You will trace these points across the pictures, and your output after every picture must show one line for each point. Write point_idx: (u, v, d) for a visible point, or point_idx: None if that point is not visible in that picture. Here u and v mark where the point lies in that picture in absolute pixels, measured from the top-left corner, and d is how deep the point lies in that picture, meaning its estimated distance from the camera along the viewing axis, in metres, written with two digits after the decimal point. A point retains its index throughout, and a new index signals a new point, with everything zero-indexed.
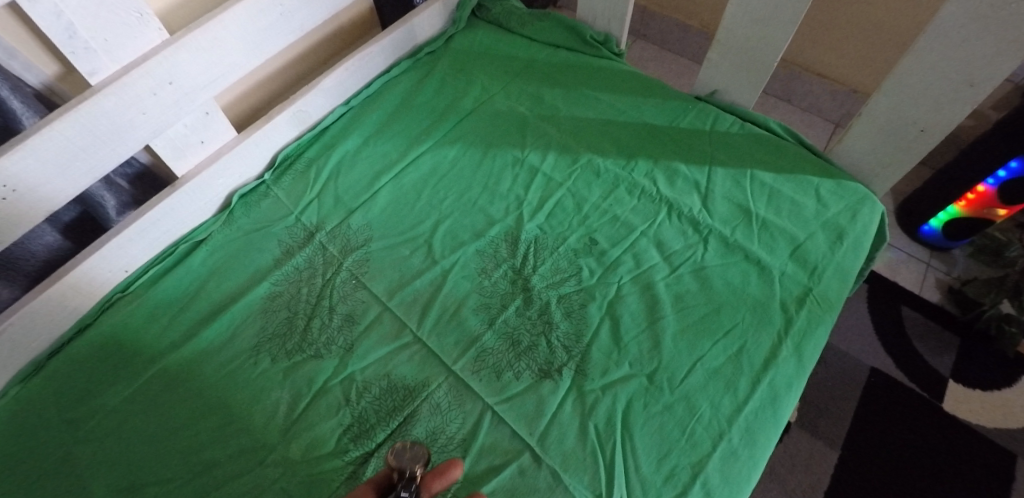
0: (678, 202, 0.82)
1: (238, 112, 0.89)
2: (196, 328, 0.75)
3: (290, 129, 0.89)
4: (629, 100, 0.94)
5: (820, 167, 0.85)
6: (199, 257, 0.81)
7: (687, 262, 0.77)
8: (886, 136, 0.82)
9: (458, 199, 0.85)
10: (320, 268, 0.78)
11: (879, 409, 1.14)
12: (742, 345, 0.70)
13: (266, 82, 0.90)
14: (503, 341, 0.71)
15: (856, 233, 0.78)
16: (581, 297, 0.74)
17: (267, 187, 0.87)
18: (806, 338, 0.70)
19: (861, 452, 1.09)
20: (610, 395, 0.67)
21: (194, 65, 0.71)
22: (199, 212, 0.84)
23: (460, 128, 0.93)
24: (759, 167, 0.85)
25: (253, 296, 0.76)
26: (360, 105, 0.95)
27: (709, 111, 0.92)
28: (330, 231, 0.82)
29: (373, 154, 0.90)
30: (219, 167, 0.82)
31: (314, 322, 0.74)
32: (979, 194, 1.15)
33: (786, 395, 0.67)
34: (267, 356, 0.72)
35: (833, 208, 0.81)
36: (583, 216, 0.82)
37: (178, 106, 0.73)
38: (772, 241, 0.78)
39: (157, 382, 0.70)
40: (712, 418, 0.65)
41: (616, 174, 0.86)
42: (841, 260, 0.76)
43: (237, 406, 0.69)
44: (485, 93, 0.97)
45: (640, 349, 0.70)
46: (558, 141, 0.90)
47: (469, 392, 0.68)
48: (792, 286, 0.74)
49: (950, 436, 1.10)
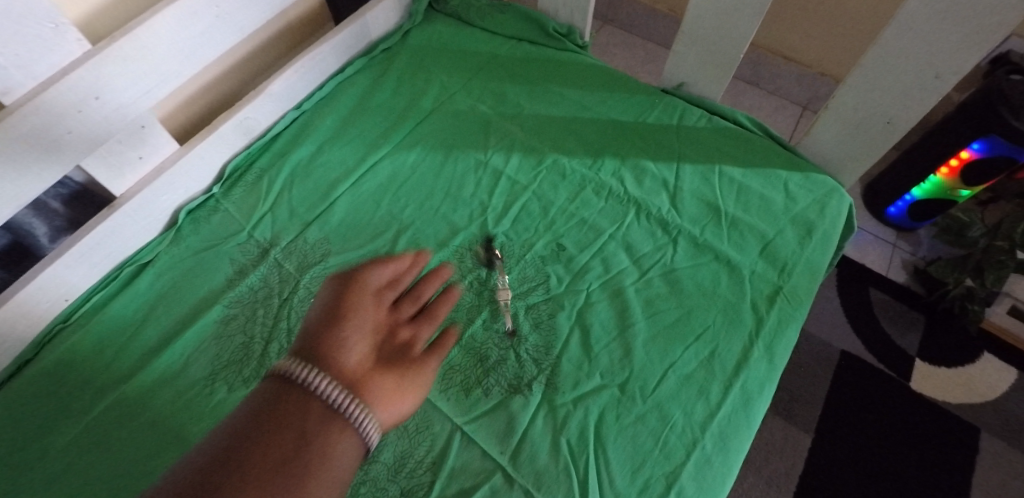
0: (647, 202, 0.81)
1: (181, 122, 0.83)
2: (145, 358, 0.71)
3: (237, 138, 0.84)
4: (594, 95, 0.91)
5: (787, 160, 0.84)
6: (146, 280, 0.76)
7: (657, 264, 0.75)
8: (853, 127, 0.81)
9: (420, 207, 0.82)
10: (276, 288, 0.75)
11: (849, 392, 1.15)
12: (714, 349, 0.69)
13: (210, 88, 0.85)
14: (471, 356, 0.69)
15: (825, 227, 0.78)
16: (550, 307, 0.72)
17: (217, 201, 0.82)
18: (777, 338, 0.70)
19: (833, 435, 1.11)
20: (582, 408, 0.65)
21: (122, 77, 0.65)
22: (143, 232, 0.79)
23: (420, 130, 0.89)
24: (727, 162, 0.83)
25: (206, 321, 0.72)
26: (314, 108, 0.90)
27: (676, 104, 0.90)
28: (286, 246, 0.78)
29: (329, 161, 0.85)
30: (162, 184, 0.77)
31: (272, 346, 0.70)
32: (942, 176, 1.16)
33: (759, 397, 0.66)
34: (224, 385, 0.68)
35: (801, 203, 0.80)
36: (549, 221, 0.80)
37: (109, 123, 0.67)
38: (741, 239, 0.77)
39: (104, 419, 0.66)
40: (685, 426, 0.64)
41: (582, 174, 0.84)
42: (810, 256, 0.75)
43: (193, 440, 0.65)
44: (445, 92, 0.93)
45: (612, 359, 0.68)
46: (522, 141, 0.87)
47: (437, 412, 0.66)
48: (762, 285, 0.73)
49: (917, 415, 1.13)
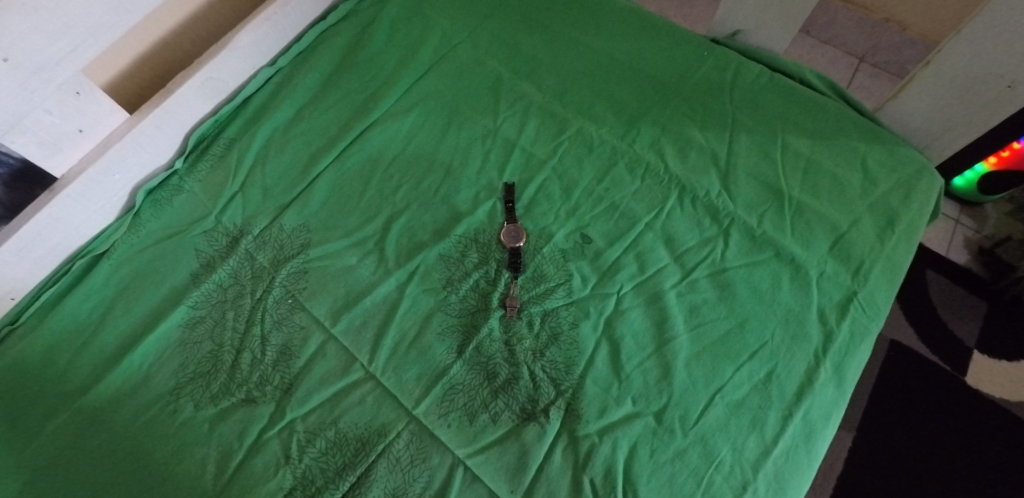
0: (691, 183, 0.67)
1: (137, 85, 0.70)
2: (101, 368, 0.61)
3: (198, 102, 0.71)
4: (629, 46, 0.76)
5: (865, 130, 0.69)
6: (102, 274, 0.65)
7: (704, 263, 0.62)
8: (957, 91, 0.67)
9: (416, 188, 0.69)
10: (248, 285, 0.63)
11: (899, 387, 1.00)
12: (772, 368, 0.57)
13: (172, 43, 0.71)
14: (476, 374, 0.58)
15: (910, 217, 0.63)
16: (572, 314, 0.60)
17: (180, 178, 0.70)
18: (848, 357, 0.57)
19: (879, 434, 0.96)
20: (610, 443, 0.53)
21: (36, 31, 0.51)
22: (96, 217, 0.67)
23: (418, 90, 0.75)
24: (791, 132, 0.69)
25: (169, 325, 0.62)
26: (292, 64, 0.77)
27: (730, 57, 0.74)
28: (258, 235, 0.66)
29: (310, 130, 0.72)
30: (111, 160, 0.64)
31: (243, 358, 0.60)
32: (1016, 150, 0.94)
33: (823, 429, 0.55)
34: (189, 402, 0.58)
35: (883, 185, 0.66)
36: (572, 206, 0.66)
37: (28, 91, 0.54)
38: (808, 231, 0.63)
39: (57, 441, 0.57)
40: (734, 466, 0.53)
41: (614, 146, 0.70)
42: (891, 253, 0.62)
43: (155, 467, 0.56)
44: (447, 42, 0.78)
45: (646, 381, 0.56)
46: (540, 106, 0.73)
47: (435, 442, 0.55)
48: (832, 290, 0.60)
49: (979, 413, 0.97)
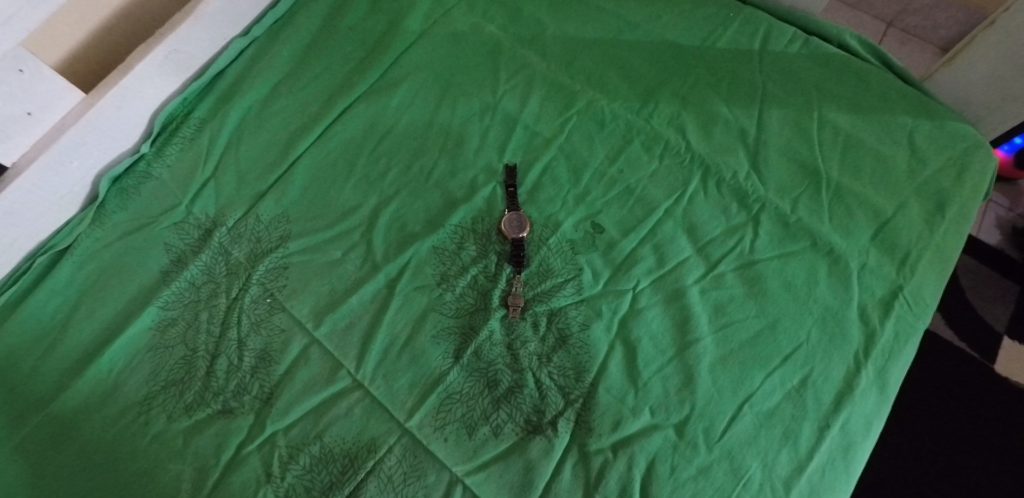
0: (716, 163, 0.59)
1: (90, 59, 0.63)
2: (66, 376, 0.55)
3: (162, 78, 0.64)
4: (643, 7, 0.68)
5: (912, 101, 0.61)
6: (66, 272, 0.59)
7: (731, 254, 0.55)
8: (1014, 62, 0.59)
9: (407, 171, 0.62)
10: (223, 283, 0.57)
11: (927, 376, 0.90)
12: (807, 373, 0.50)
13: (130, 13, 0.64)
14: (475, 380, 0.52)
15: (963, 200, 0.56)
16: (582, 314, 0.54)
17: (147, 164, 0.63)
18: (892, 360, 0.51)
19: (904, 427, 0.87)
20: (624, 460, 0.48)
21: None
22: (55, 208, 0.61)
23: (407, 61, 0.67)
24: (828, 104, 0.61)
25: (138, 329, 0.56)
26: (268, 35, 0.70)
27: (759, 18, 0.66)
28: (233, 227, 0.60)
29: (288, 107, 0.65)
30: (66, 145, 0.58)
31: (218, 364, 0.54)
32: None
33: (861, 442, 0.49)
34: (160, 413, 0.53)
35: (931, 164, 0.58)
36: (581, 191, 0.59)
37: None
38: (849, 217, 0.56)
39: (21, 457, 0.52)
40: (764, 483, 0.47)
41: (628, 121, 0.62)
42: (941, 243, 0.55)
43: (124, 486, 0.50)
44: (439, 5, 0.70)
45: (665, 389, 0.50)
46: (544, 76, 0.65)
47: (431, 458, 0.49)
48: (874, 284, 0.53)
49: None
